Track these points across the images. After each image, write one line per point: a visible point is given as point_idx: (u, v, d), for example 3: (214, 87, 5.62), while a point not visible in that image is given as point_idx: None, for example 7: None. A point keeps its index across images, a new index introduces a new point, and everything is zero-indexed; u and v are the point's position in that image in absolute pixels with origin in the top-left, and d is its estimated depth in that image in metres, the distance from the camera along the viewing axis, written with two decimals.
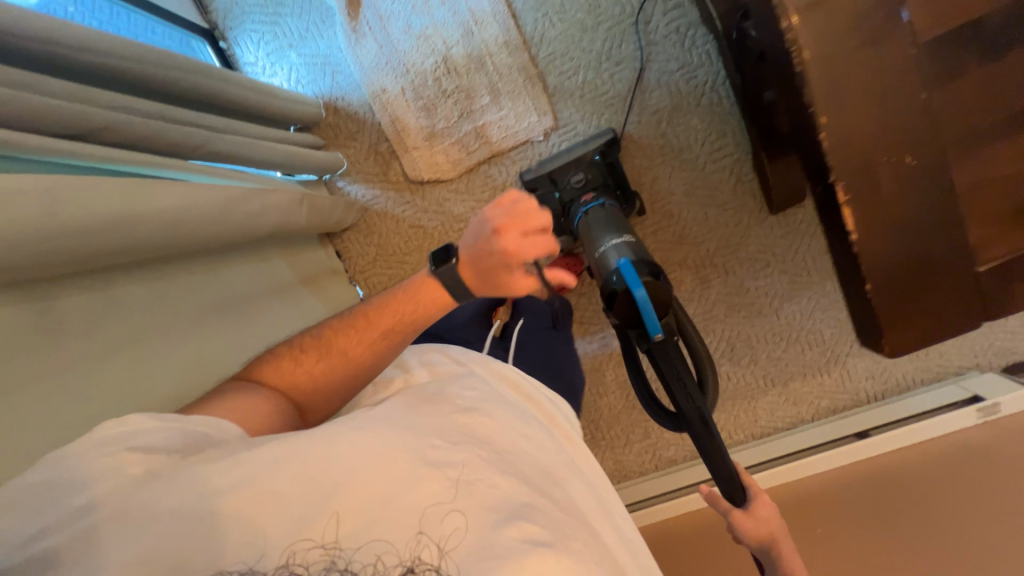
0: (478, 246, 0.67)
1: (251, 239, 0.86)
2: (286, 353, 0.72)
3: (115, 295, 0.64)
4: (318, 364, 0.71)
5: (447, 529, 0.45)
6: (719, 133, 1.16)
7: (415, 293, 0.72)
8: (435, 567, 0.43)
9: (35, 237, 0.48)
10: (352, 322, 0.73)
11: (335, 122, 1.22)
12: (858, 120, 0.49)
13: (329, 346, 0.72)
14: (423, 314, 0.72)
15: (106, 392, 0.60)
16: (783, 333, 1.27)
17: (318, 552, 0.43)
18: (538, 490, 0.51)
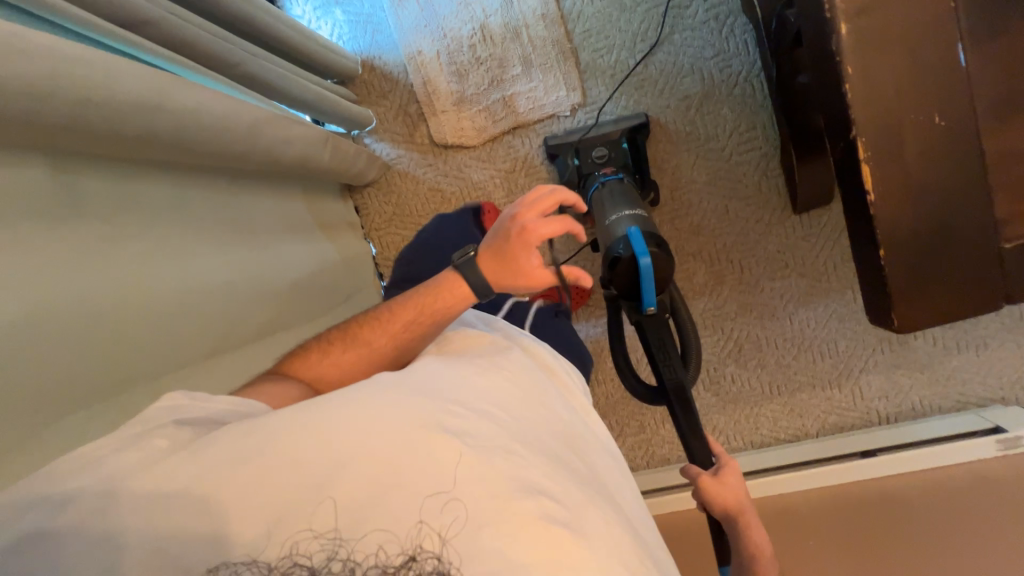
0: (498, 236, 0.68)
1: (273, 167, 0.91)
2: (313, 344, 0.72)
3: (135, 190, 0.67)
4: (345, 356, 0.70)
5: (448, 517, 0.42)
6: (749, 126, 1.13)
7: (435, 290, 0.70)
8: (437, 555, 0.41)
9: (68, 104, 0.51)
10: (378, 318, 0.72)
11: (370, 80, 1.26)
12: (886, 75, 0.50)
13: (354, 338, 0.72)
14: (445, 305, 0.69)
15: (116, 276, 0.63)
16: (795, 339, 1.23)
17: (317, 542, 0.41)
18: (547, 458, 0.49)
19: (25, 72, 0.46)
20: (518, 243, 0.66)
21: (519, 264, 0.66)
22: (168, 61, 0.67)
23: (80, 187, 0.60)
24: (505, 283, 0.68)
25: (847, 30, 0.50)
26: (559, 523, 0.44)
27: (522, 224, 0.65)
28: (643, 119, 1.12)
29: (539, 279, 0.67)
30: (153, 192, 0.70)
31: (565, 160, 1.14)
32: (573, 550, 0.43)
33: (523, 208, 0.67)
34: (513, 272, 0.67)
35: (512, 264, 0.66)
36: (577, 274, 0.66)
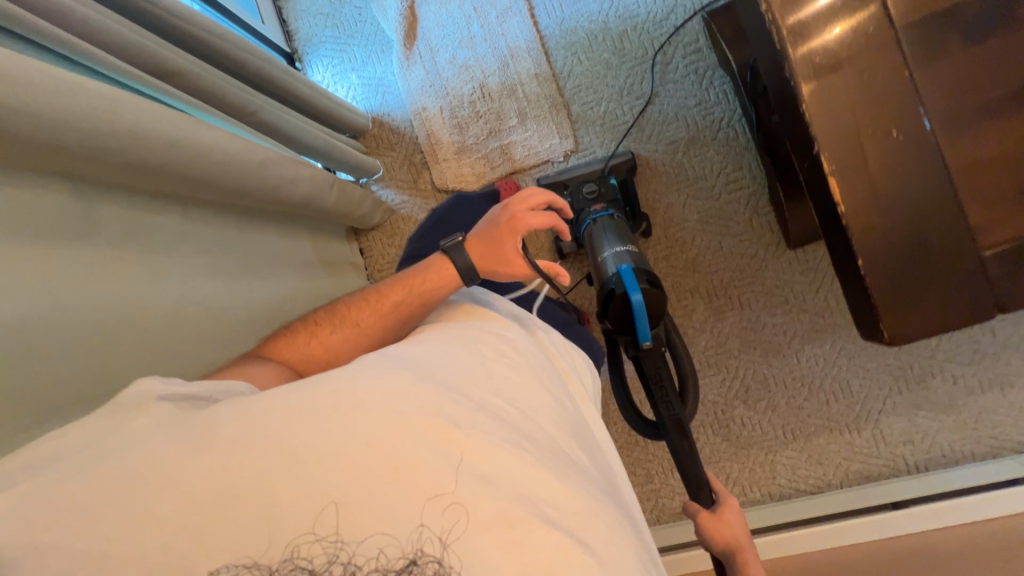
0: (488, 227, 0.76)
1: (280, 205, 0.97)
2: (301, 326, 0.76)
3: (146, 219, 0.72)
4: (331, 334, 0.74)
5: (448, 522, 0.42)
6: (735, 166, 1.18)
7: (426, 272, 0.76)
8: (437, 559, 0.40)
9: (96, 134, 0.58)
10: (367, 299, 0.77)
11: (379, 134, 1.37)
12: (840, 96, 0.53)
13: (342, 317, 0.76)
14: (433, 287, 0.75)
15: (114, 295, 0.66)
16: (804, 378, 1.18)
17: (319, 546, 0.40)
18: (556, 462, 0.50)
19: (49, 103, 0.52)
20: (508, 229, 0.74)
21: (504, 251, 0.74)
22: (192, 106, 0.75)
23: (93, 212, 0.65)
24: (488, 267, 0.75)
25: (798, 55, 0.54)
26: (563, 530, 0.44)
27: (516, 215, 0.75)
28: (630, 157, 1.19)
29: (519, 268, 0.74)
30: (164, 221, 0.75)
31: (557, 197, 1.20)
32: (574, 555, 0.43)
33: (518, 203, 0.77)
34: (498, 257, 0.74)
35: (499, 249, 0.74)
36: (555, 269, 0.75)
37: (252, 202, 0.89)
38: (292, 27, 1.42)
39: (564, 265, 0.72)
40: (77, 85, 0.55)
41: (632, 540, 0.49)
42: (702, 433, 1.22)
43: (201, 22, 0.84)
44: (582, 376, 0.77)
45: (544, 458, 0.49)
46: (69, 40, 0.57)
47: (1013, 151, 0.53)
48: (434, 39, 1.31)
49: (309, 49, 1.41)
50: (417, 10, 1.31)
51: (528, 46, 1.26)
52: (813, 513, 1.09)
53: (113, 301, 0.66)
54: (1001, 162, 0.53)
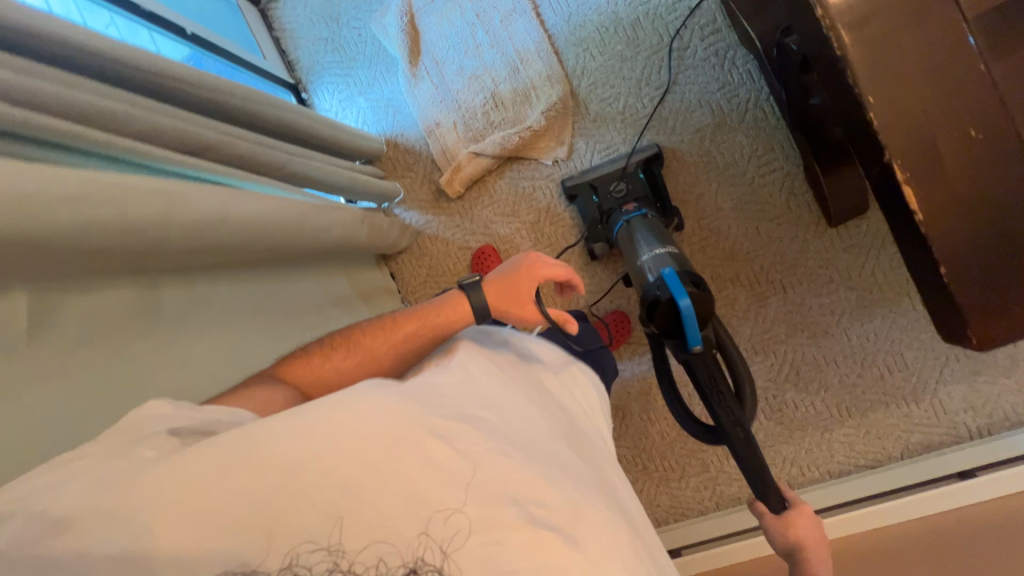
0: (506, 270, 0.75)
1: (319, 251, 0.97)
2: (313, 348, 0.72)
3: (202, 292, 0.74)
4: (346, 361, 0.71)
5: (449, 531, 0.45)
6: (766, 148, 1.14)
7: (446, 306, 0.73)
8: (437, 568, 0.44)
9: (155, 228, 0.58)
10: (381, 326, 0.74)
11: (395, 156, 1.35)
12: (909, 99, 0.50)
13: (355, 343, 0.72)
14: (455, 324, 0.72)
15: (185, 374, 0.68)
16: (856, 355, 1.16)
17: (321, 555, 0.44)
18: (548, 468, 0.53)
19: (106, 212, 0.53)
20: (525, 274, 0.73)
21: (519, 297, 0.73)
22: (225, 175, 0.75)
23: (156, 298, 0.66)
24: (500, 311, 0.73)
25: (861, 60, 0.51)
26: (555, 532, 0.47)
27: (535, 263, 0.74)
28: (656, 150, 1.14)
29: (532, 314, 0.73)
30: (217, 290, 0.77)
31: (585, 198, 1.17)
32: (563, 553, 0.46)
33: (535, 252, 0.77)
34: (510, 303, 0.73)
35: (515, 294, 0.73)
36: (566, 319, 0.75)
37: (294, 254, 0.90)
38: (293, 57, 1.40)
39: (576, 320, 0.72)
40: (128, 187, 0.56)
41: (623, 533, 0.52)
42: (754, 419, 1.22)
43: (219, 82, 0.83)
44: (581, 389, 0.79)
45: (540, 468, 0.52)
46: (114, 142, 0.57)
47: None
48: (439, 52, 1.28)
49: (314, 77, 1.39)
50: (418, 24, 1.28)
51: (537, 48, 1.22)
52: (871, 492, 1.09)
53: (185, 379, 0.68)
54: None
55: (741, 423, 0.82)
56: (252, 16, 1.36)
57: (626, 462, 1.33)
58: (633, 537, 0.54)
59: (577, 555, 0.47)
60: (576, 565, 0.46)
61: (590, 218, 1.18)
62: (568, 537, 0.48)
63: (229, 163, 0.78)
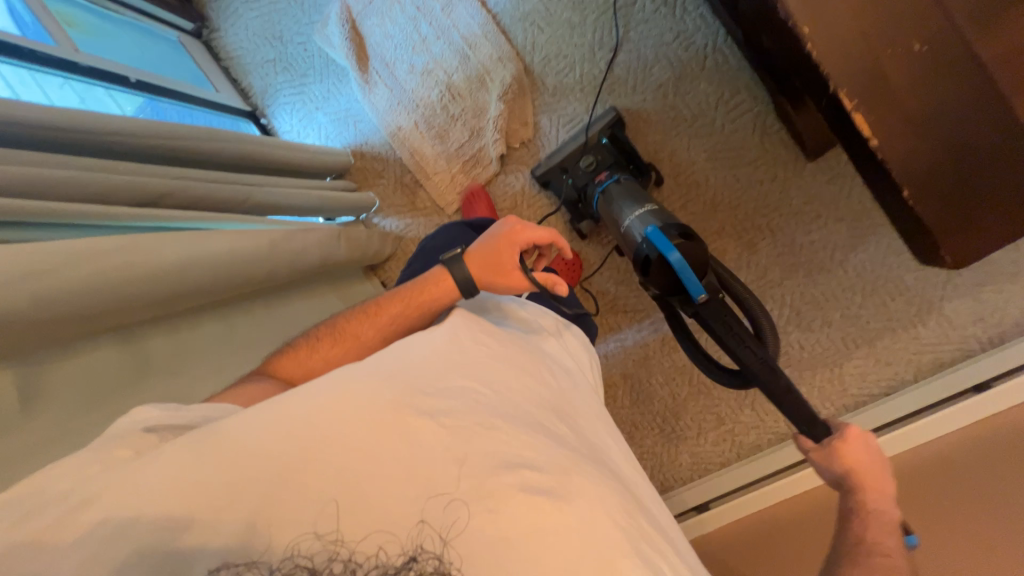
0: (486, 240, 0.70)
1: (301, 275, 0.98)
2: (303, 342, 0.69)
3: (188, 337, 0.76)
4: (335, 351, 0.68)
5: (449, 517, 0.44)
6: (732, 92, 1.11)
7: (425, 285, 0.71)
8: (436, 555, 0.42)
9: (122, 283, 0.60)
10: (365, 312, 0.71)
11: (363, 166, 1.35)
12: (847, 23, 0.48)
13: (343, 333, 0.70)
14: (433, 300, 0.69)
15: None
16: (854, 286, 1.14)
17: (317, 544, 0.41)
18: (541, 432, 0.52)
19: (71, 283, 0.54)
20: (506, 243, 0.69)
21: (503, 262, 0.69)
22: (188, 221, 0.76)
23: (141, 351, 0.68)
24: (485, 280, 0.69)
25: None
26: (551, 499, 0.46)
27: (514, 226, 0.70)
28: (616, 115, 1.12)
29: (520, 276, 0.69)
30: (206, 330, 0.79)
31: (558, 182, 1.16)
32: (561, 516, 0.45)
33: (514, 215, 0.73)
34: (494, 269, 0.69)
35: (497, 259, 0.69)
36: (554, 280, 0.69)
37: (275, 283, 0.91)
38: (245, 84, 1.39)
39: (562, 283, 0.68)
40: (84, 249, 0.56)
41: (617, 493, 0.51)
42: None
43: (166, 125, 0.83)
44: (576, 353, 0.75)
45: (535, 432, 0.51)
46: (67, 209, 0.57)
47: None
48: (387, 53, 1.25)
49: (269, 101, 1.38)
50: (361, 29, 1.26)
51: (483, 30, 1.19)
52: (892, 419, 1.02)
53: None
54: None
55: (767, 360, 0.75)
56: (197, 50, 1.35)
57: (643, 427, 1.34)
58: (631, 500, 0.52)
59: (573, 517, 0.46)
60: (574, 528, 0.45)
61: (566, 198, 1.16)
62: (564, 505, 0.46)
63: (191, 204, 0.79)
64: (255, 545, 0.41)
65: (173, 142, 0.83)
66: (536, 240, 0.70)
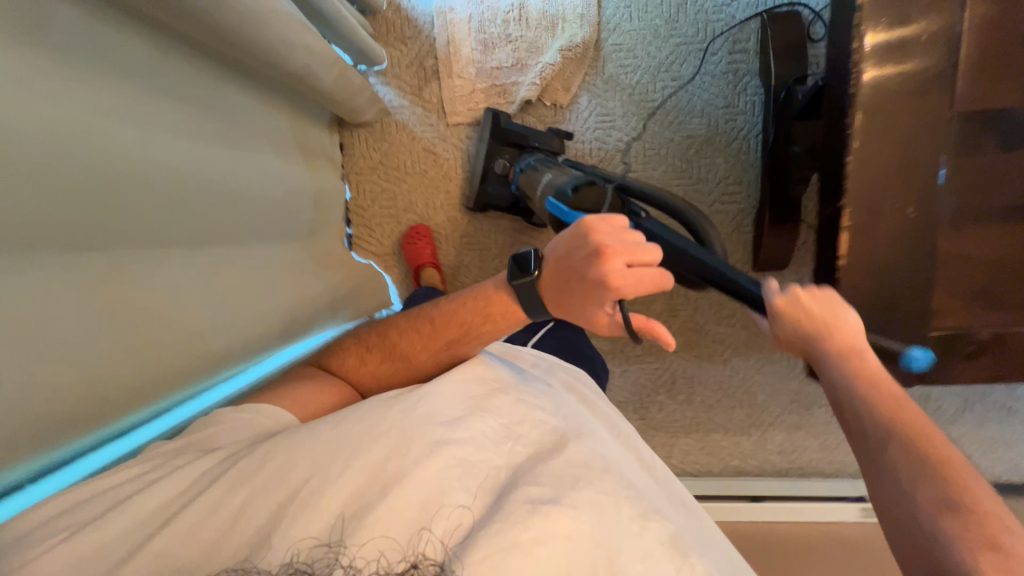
0: (568, 265, 0.61)
1: (274, 71, 0.84)
2: (355, 345, 0.79)
3: (112, 41, 0.58)
4: (382, 365, 0.76)
5: (451, 525, 0.46)
6: (737, 179, 1.20)
7: (484, 305, 0.71)
8: (439, 562, 0.43)
9: None
10: (416, 328, 0.76)
11: (392, 19, 1.20)
12: (884, 160, 0.56)
13: (392, 348, 0.77)
14: (484, 330, 0.71)
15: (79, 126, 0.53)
16: (723, 384, 1.32)
17: (321, 550, 0.43)
18: (537, 457, 0.54)
19: None
20: (589, 281, 0.58)
21: (583, 303, 0.60)
22: None
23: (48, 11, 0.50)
24: (559, 311, 0.65)
25: (867, 106, 0.55)
26: (557, 508, 0.47)
27: (610, 268, 0.56)
28: (493, 113, 1.14)
29: (603, 324, 0.61)
30: (135, 48, 0.61)
31: (494, 197, 1.18)
32: (564, 522, 0.46)
33: (614, 246, 0.56)
34: (574, 305, 0.62)
35: (576, 298, 0.61)
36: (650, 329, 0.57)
37: (240, 56, 0.76)
38: None
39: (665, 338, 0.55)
40: None
41: (633, 497, 0.52)
42: (623, 409, 1.34)
43: None
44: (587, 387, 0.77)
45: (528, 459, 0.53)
46: None
47: (998, 253, 0.58)
48: None
49: None
50: None
51: None
52: None
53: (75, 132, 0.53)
54: (986, 266, 0.58)
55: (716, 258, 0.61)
56: None
57: None
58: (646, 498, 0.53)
59: (564, 523, 0.46)
60: (585, 538, 0.46)
61: (485, 174, 1.17)
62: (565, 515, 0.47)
63: None
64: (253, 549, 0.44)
65: None
66: (637, 292, 0.57)
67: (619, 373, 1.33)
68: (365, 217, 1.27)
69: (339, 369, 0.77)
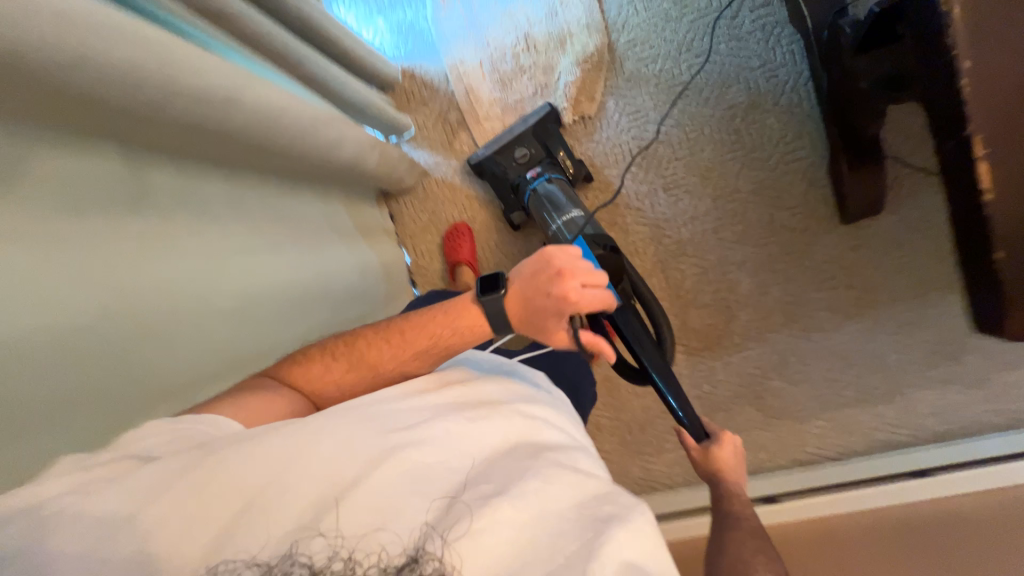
0: (530, 284, 0.59)
1: (327, 168, 0.89)
2: (317, 354, 0.67)
3: (195, 188, 0.65)
4: (348, 376, 0.66)
5: (450, 517, 0.43)
6: (795, 134, 1.14)
7: (454, 317, 0.64)
8: (438, 557, 0.40)
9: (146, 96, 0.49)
10: (384, 334, 0.67)
11: (410, 88, 1.26)
12: (1004, 73, 0.49)
13: (360, 359, 0.66)
14: (460, 341, 0.64)
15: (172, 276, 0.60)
16: (841, 352, 1.18)
17: (318, 543, 0.41)
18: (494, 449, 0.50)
19: (112, 53, 0.44)
20: (551, 305, 0.58)
21: (542, 322, 0.60)
22: (247, 59, 0.66)
23: (144, 177, 0.57)
24: (523, 329, 0.62)
25: (964, 21, 0.49)
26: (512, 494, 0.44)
27: (568, 288, 0.56)
28: (547, 107, 1.15)
29: (558, 340, 0.61)
30: (213, 189, 0.68)
31: (493, 178, 1.16)
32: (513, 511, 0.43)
33: (576, 269, 0.57)
34: (534, 323, 0.61)
35: (537, 316, 0.59)
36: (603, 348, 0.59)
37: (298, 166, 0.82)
38: None
39: (612, 354, 0.58)
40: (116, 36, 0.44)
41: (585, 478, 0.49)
42: (735, 403, 1.23)
43: None
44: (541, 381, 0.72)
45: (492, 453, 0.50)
46: None
47: None
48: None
49: None
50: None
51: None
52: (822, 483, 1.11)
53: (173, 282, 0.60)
54: None
55: (661, 364, 0.79)
56: None
57: (605, 432, 1.30)
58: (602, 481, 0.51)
59: (537, 512, 0.44)
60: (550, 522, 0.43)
61: (503, 159, 1.14)
62: (534, 503, 0.44)
63: (253, 40, 0.67)
64: (257, 539, 0.41)
65: None
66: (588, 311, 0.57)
67: (722, 367, 1.23)
68: (427, 275, 1.29)
69: (293, 385, 0.65)
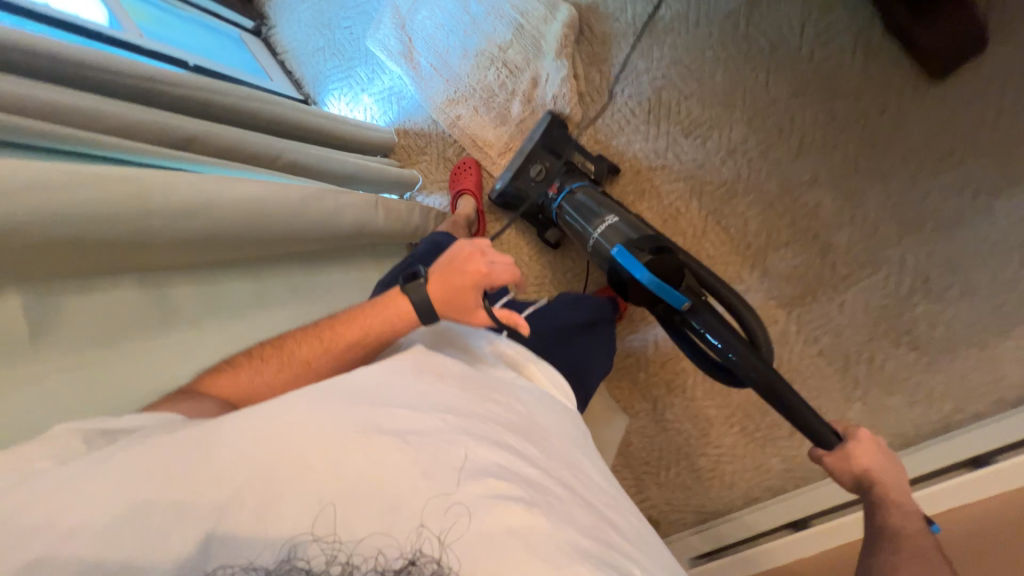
0: (445, 268, 0.56)
1: (337, 241, 0.94)
2: (243, 358, 0.54)
3: (218, 288, 0.74)
4: (279, 376, 0.53)
5: (450, 520, 0.38)
6: (821, 12, 0.96)
7: (384, 305, 0.56)
8: (437, 560, 0.36)
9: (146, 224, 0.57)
10: (314, 329, 0.56)
11: (407, 143, 1.32)
12: None
13: (290, 354, 0.55)
14: (394, 332, 0.56)
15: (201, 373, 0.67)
16: (1012, 240, 0.86)
17: (316, 546, 0.36)
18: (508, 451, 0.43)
19: (79, 198, 0.50)
20: (466, 282, 0.54)
21: (455, 306, 0.55)
22: (216, 167, 0.71)
23: (164, 297, 0.66)
24: (442, 312, 0.55)
25: None
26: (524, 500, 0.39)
27: (478, 265, 0.54)
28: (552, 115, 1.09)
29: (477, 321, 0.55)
30: (233, 285, 0.76)
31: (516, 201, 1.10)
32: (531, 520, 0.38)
33: (486, 248, 0.56)
34: (451, 310, 0.55)
35: (454, 299, 0.54)
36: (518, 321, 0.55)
37: (305, 247, 0.86)
38: (299, 75, 1.42)
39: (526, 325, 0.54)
40: (91, 182, 0.51)
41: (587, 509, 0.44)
42: (877, 348, 0.93)
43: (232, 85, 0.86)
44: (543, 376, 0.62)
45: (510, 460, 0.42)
46: (73, 134, 0.52)
47: None
48: (440, 43, 1.21)
49: (318, 87, 1.41)
50: (411, 24, 1.23)
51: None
52: None
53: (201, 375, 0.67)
54: None
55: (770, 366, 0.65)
56: (257, 47, 1.39)
57: (719, 424, 1.09)
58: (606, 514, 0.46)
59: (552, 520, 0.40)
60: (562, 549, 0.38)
61: (520, 180, 1.08)
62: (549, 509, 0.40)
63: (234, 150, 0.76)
64: (253, 544, 0.35)
65: (241, 101, 0.85)
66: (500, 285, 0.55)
67: (841, 310, 0.95)
68: None
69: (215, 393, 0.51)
